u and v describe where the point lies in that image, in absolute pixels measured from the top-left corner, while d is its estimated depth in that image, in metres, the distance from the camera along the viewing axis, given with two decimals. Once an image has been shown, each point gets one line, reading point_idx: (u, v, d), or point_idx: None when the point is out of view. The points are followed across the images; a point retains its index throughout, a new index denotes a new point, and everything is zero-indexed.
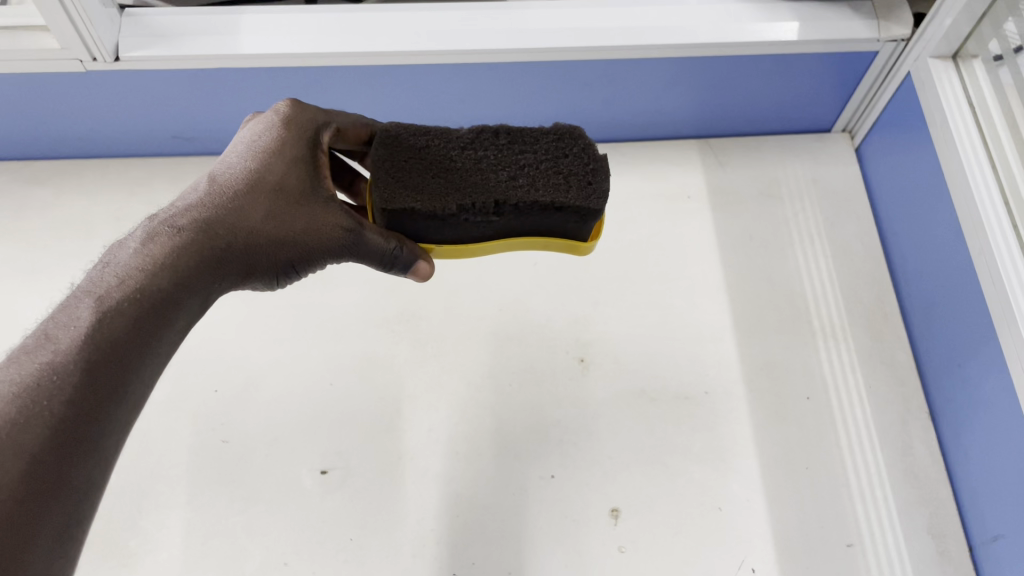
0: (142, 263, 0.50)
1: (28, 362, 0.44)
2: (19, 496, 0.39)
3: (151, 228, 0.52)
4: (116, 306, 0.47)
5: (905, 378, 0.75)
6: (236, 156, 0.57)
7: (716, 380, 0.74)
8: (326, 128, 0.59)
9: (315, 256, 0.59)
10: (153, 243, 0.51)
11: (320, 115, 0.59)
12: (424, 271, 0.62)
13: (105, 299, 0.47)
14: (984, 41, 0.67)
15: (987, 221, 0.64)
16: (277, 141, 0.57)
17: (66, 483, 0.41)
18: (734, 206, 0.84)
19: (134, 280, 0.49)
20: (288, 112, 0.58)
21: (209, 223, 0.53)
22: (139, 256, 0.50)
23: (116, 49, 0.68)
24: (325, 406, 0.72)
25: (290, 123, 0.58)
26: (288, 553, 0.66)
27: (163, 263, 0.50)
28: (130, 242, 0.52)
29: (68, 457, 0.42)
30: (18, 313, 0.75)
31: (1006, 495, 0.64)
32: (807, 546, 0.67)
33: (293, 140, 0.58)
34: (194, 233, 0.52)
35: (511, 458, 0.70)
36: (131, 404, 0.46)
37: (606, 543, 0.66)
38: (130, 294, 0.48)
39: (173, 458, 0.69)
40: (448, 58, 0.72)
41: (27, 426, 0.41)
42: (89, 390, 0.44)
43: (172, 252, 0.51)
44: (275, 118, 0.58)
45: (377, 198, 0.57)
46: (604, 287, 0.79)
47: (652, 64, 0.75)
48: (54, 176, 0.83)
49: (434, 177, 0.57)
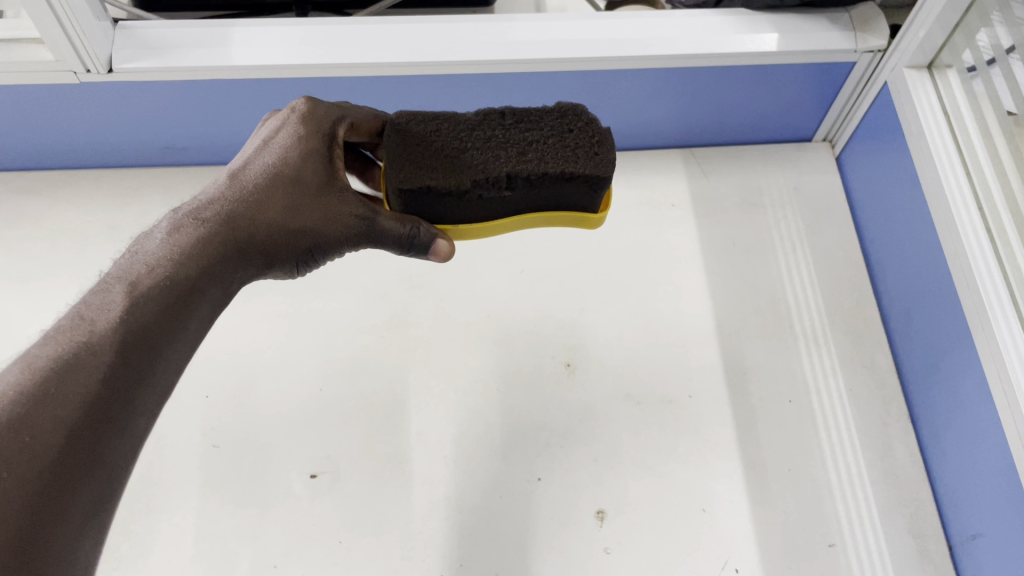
0: (171, 251, 0.51)
1: (65, 340, 0.45)
2: (57, 463, 0.40)
3: (175, 219, 0.54)
4: (147, 291, 0.49)
5: (885, 381, 0.76)
6: (257, 148, 0.59)
7: (700, 384, 0.76)
8: (342, 122, 0.61)
9: (331, 246, 0.60)
10: (179, 234, 0.53)
11: (336, 109, 0.61)
12: (444, 250, 0.62)
13: (136, 285, 0.49)
14: (957, 52, 0.68)
15: (961, 226, 0.66)
16: (293, 136, 0.58)
17: (100, 458, 0.42)
18: (718, 214, 0.86)
19: (162, 267, 0.50)
20: (304, 107, 0.60)
21: (232, 212, 0.55)
22: (167, 245, 0.52)
23: (110, 61, 0.70)
24: (314, 411, 0.73)
25: (304, 118, 0.59)
26: (279, 556, 0.66)
27: (190, 252, 0.52)
28: (157, 233, 0.53)
29: (103, 432, 0.43)
30: (13, 323, 0.76)
31: (982, 494, 0.65)
32: (790, 547, 0.68)
33: (308, 133, 0.59)
34: (220, 226, 0.54)
35: (499, 461, 0.71)
36: (160, 383, 0.48)
37: (592, 544, 0.68)
38: (159, 282, 0.49)
39: (164, 463, 0.70)
40: (435, 69, 0.73)
41: (66, 399, 0.42)
42: (122, 367, 0.45)
43: (197, 243, 0.52)
44: (293, 114, 0.60)
45: (392, 176, 0.58)
46: (590, 294, 0.81)
47: (636, 76, 0.77)
48: (47, 187, 0.84)
49: (447, 155, 0.58)
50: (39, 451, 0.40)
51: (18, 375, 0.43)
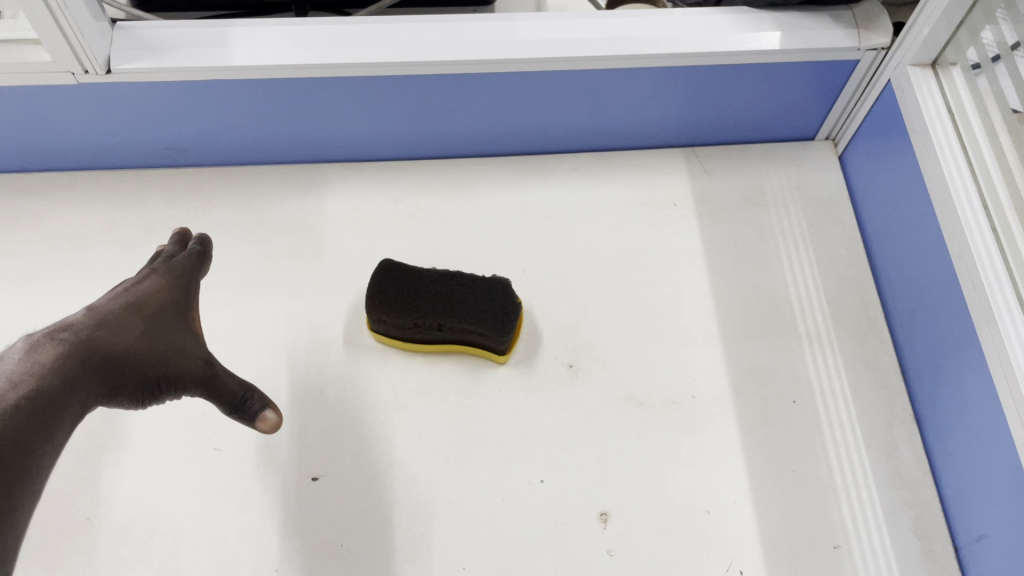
0: (30, 369, 0.53)
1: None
2: None
3: (31, 339, 0.55)
4: (13, 403, 0.50)
5: (889, 381, 0.76)
6: (119, 290, 0.63)
7: (703, 384, 0.75)
8: (200, 271, 0.70)
9: (186, 390, 0.62)
10: (37, 351, 0.54)
11: (194, 262, 0.70)
12: (274, 421, 0.62)
13: (2, 399, 0.50)
14: (961, 49, 0.68)
15: (967, 225, 0.66)
16: (160, 278, 0.66)
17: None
18: (721, 213, 0.85)
19: (26, 383, 0.52)
20: (171, 261, 0.68)
21: (86, 337, 0.57)
22: (25, 364, 0.53)
23: (108, 62, 0.69)
24: (314, 414, 0.72)
25: (172, 268, 0.67)
26: (280, 560, 0.66)
27: (49, 368, 0.54)
28: (9, 353, 0.54)
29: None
30: (12, 326, 0.76)
31: (988, 495, 0.64)
32: (795, 550, 0.68)
33: (175, 276, 0.67)
34: (75, 347, 0.56)
35: (501, 463, 0.71)
36: (30, 497, 0.48)
37: (595, 547, 0.67)
38: (26, 394, 0.51)
39: (163, 467, 0.70)
40: (435, 69, 0.73)
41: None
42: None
43: (57, 360, 0.54)
44: (154, 267, 0.67)
45: (371, 323, 0.74)
46: (592, 294, 0.80)
47: (637, 75, 0.77)
48: (46, 188, 0.83)
49: (406, 302, 0.72)
50: None
51: None
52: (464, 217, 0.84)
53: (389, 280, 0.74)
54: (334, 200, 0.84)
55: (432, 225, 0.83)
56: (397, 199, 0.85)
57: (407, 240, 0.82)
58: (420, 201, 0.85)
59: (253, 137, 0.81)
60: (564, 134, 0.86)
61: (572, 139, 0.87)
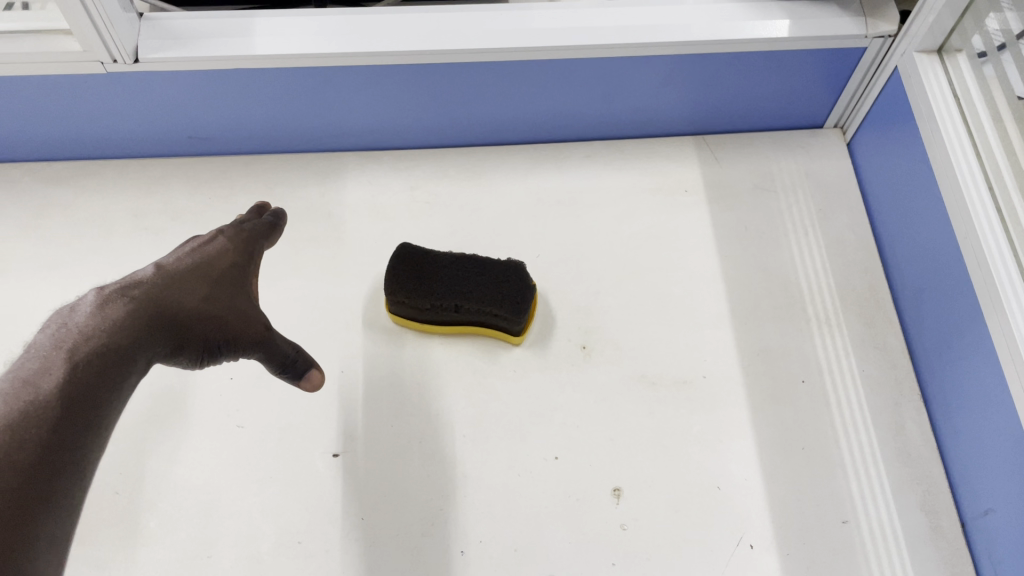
0: (101, 323, 0.55)
1: (8, 401, 0.48)
2: (14, 504, 0.44)
3: (103, 294, 0.57)
4: (85, 356, 0.52)
5: (897, 362, 0.77)
6: (186, 250, 0.64)
7: (714, 364, 0.77)
8: (267, 238, 0.70)
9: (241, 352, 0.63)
10: (109, 307, 0.56)
11: (258, 229, 0.70)
12: (316, 381, 0.65)
13: (75, 350, 0.52)
14: (967, 36, 0.70)
15: (972, 208, 0.67)
16: (226, 242, 0.66)
17: (43, 508, 0.45)
18: (731, 199, 0.87)
19: (97, 337, 0.54)
20: (236, 225, 0.69)
21: (154, 296, 0.59)
22: (97, 317, 0.55)
23: (136, 51, 0.72)
24: (335, 391, 0.74)
25: (238, 232, 0.68)
26: (302, 532, 0.68)
27: (119, 324, 0.55)
28: (83, 304, 0.56)
29: (49, 487, 0.46)
30: (43, 309, 0.78)
31: (994, 471, 0.66)
32: (804, 525, 0.69)
33: (241, 240, 0.68)
34: (145, 306, 0.58)
35: (515, 439, 0.73)
36: (96, 447, 0.51)
37: (609, 521, 0.69)
38: (96, 348, 0.53)
39: (189, 443, 0.72)
40: (451, 58, 0.75)
41: (14, 454, 0.46)
42: (65, 426, 0.49)
43: (126, 318, 0.56)
44: (221, 229, 0.68)
45: (389, 303, 0.76)
46: (605, 278, 0.82)
47: (649, 63, 0.78)
48: (73, 176, 0.86)
49: (422, 283, 0.74)
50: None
51: None
52: (479, 204, 0.86)
53: (409, 261, 0.76)
54: (352, 187, 0.86)
55: (448, 211, 0.85)
56: (414, 186, 0.87)
57: (423, 225, 0.84)
58: (436, 188, 0.87)
59: (274, 125, 0.84)
60: (577, 122, 0.88)
61: (585, 126, 0.89)
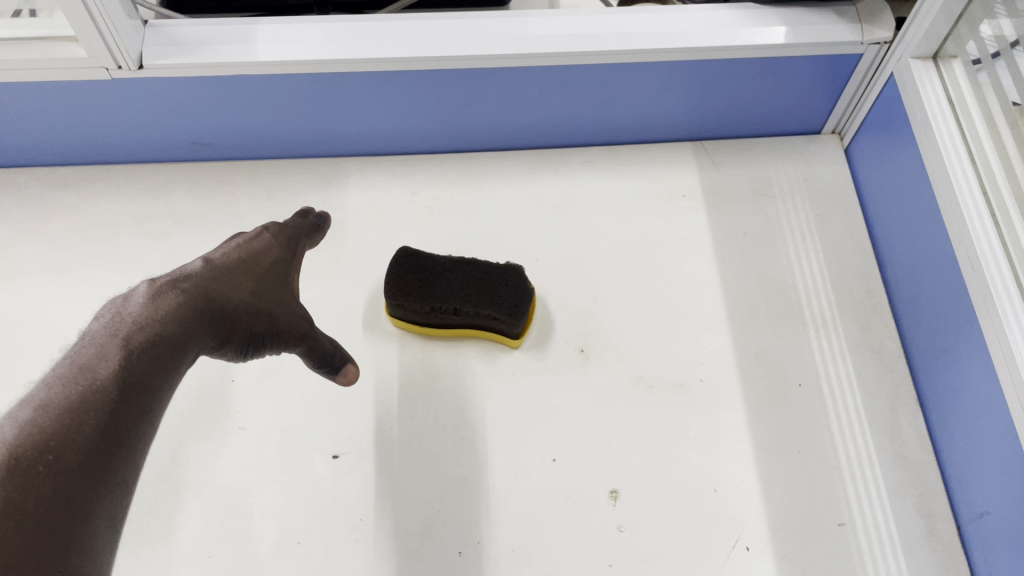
0: (156, 312, 0.55)
1: (68, 383, 0.48)
2: (76, 482, 0.44)
3: (156, 285, 0.57)
4: (142, 343, 0.53)
5: (894, 366, 0.78)
6: (232, 247, 0.66)
7: (711, 368, 0.77)
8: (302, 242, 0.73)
9: (284, 346, 0.65)
10: (163, 298, 0.56)
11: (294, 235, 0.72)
12: (352, 376, 0.69)
13: (131, 337, 0.53)
14: (962, 42, 0.70)
15: (966, 212, 0.67)
16: (268, 244, 0.68)
17: (102, 489, 0.46)
18: (729, 204, 0.87)
19: (153, 325, 0.54)
20: (276, 230, 0.71)
21: (205, 289, 0.59)
22: (151, 307, 0.55)
23: (140, 57, 0.72)
24: (335, 394, 0.75)
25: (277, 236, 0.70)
26: (301, 533, 0.69)
27: (173, 313, 0.56)
28: (136, 294, 0.56)
29: (108, 468, 0.46)
30: (48, 312, 0.79)
31: (990, 472, 0.66)
32: (801, 527, 0.70)
33: (279, 245, 0.70)
34: (197, 299, 0.58)
35: (514, 442, 0.73)
36: (149, 433, 0.51)
37: (606, 523, 0.69)
38: (151, 335, 0.54)
39: (191, 444, 0.72)
40: (453, 64, 0.76)
41: (76, 434, 0.46)
42: (123, 410, 0.49)
43: (179, 309, 0.57)
44: (263, 232, 0.69)
45: (389, 307, 0.77)
46: (604, 282, 0.83)
47: (648, 69, 0.79)
48: (78, 181, 0.87)
49: (421, 288, 0.75)
50: (61, 471, 0.44)
51: (34, 411, 0.46)
52: (479, 209, 0.87)
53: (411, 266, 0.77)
54: (353, 191, 0.87)
55: (447, 215, 0.86)
56: (415, 191, 0.88)
57: (424, 230, 0.85)
58: (436, 192, 0.87)
59: (278, 130, 0.85)
60: (577, 128, 0.89)
61: (584, 132, 0.90)
